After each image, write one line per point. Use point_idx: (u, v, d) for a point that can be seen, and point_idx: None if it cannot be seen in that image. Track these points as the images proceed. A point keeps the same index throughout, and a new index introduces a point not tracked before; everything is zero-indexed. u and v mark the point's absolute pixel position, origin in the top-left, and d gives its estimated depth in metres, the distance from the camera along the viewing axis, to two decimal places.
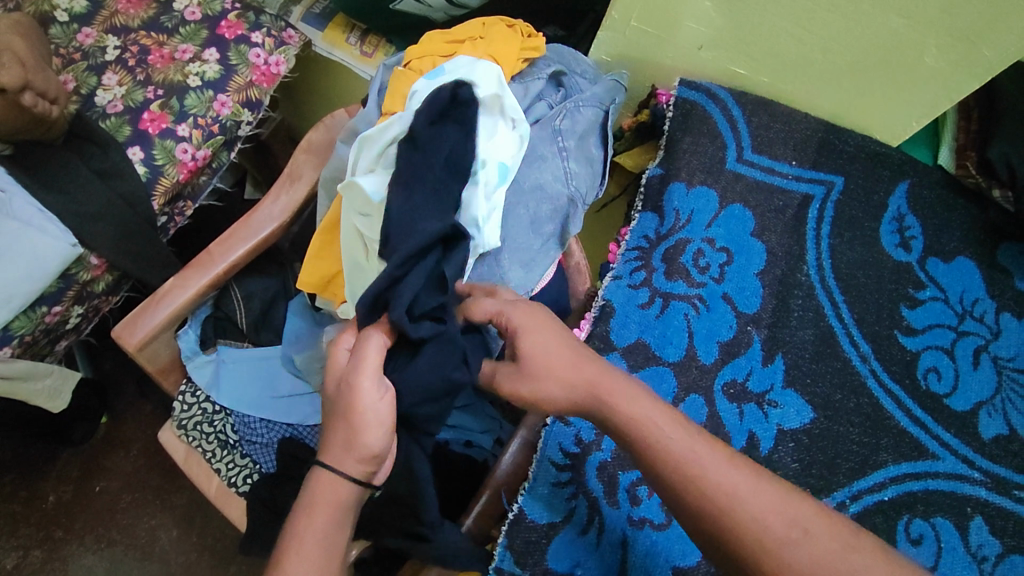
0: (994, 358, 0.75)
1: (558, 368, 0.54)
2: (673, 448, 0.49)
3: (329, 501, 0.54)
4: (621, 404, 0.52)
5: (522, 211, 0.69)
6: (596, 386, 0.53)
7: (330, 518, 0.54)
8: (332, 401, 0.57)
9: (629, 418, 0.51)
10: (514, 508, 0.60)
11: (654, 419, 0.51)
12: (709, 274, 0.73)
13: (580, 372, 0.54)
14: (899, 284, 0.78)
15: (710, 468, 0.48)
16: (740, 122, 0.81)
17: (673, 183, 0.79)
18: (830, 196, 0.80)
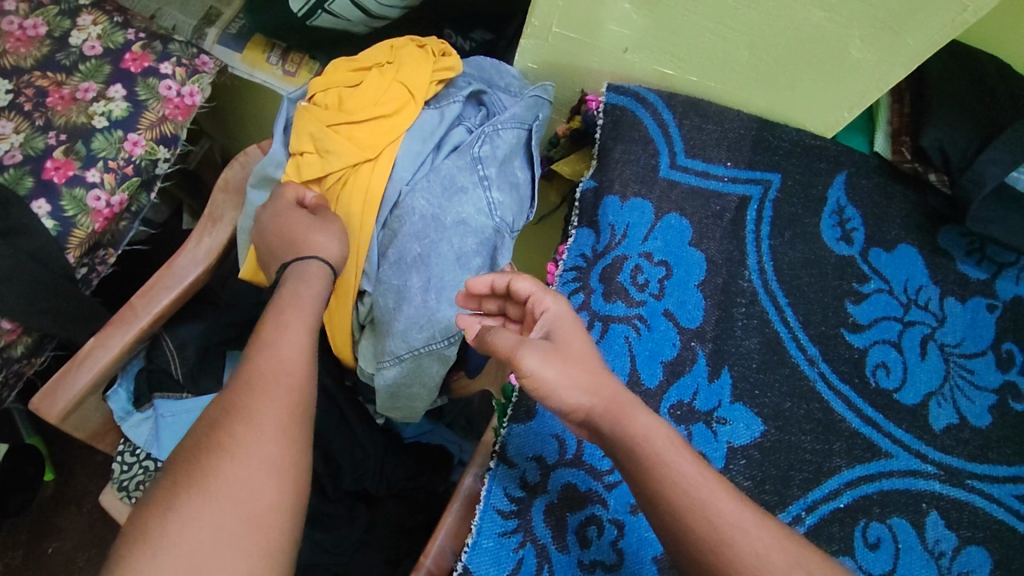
0: (941, 346, 0.75)
1: (578, 377, 0.51)
2: (685, 477, 0.47)
3: (307, 286, 0.59)
4: (634, 424, 0.49)
5: (446, 248, 0.66)
6: (608, 402, 0.51)
7: (314, 300, 0.59)
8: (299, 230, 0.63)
9: (639, 439, 0.49)
10: (458, 566, 0.57)
11: (668, 443, 0.49)
12: (648, 291, 0.71)
13: (592, 384, 0.51)
14: (843, 280, 0.76)
15: (721, 500, 0.47)
16: (671, 126, 0.78)
17: (607, 196, 0.75)
18: (768, 195, 0.78)
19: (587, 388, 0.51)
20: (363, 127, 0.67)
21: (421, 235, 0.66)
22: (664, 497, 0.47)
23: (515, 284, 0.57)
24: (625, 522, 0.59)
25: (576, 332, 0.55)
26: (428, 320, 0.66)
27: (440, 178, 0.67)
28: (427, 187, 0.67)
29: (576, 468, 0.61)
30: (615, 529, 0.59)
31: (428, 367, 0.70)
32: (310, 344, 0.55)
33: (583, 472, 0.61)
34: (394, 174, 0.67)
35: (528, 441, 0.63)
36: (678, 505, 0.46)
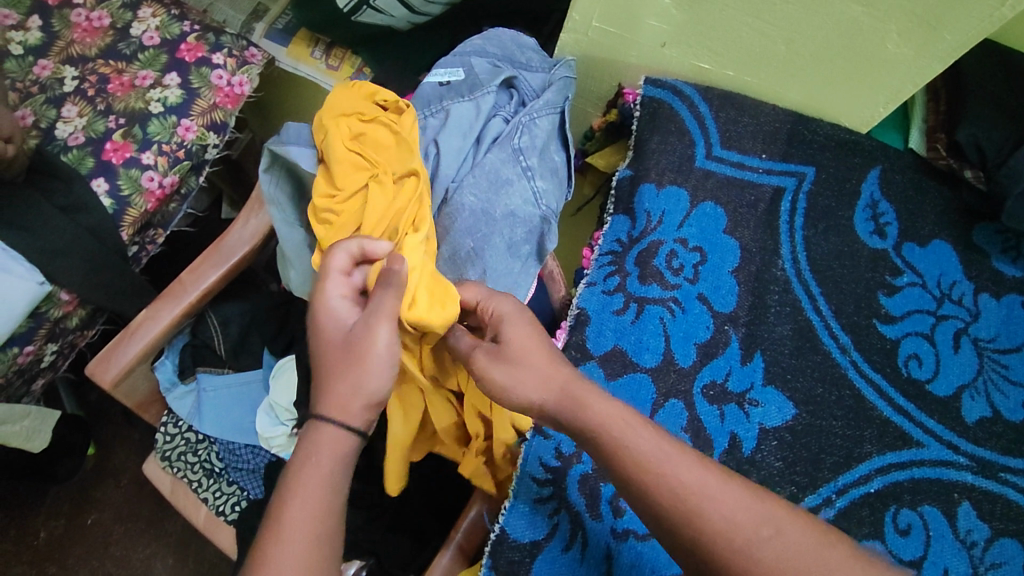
0: (975, 341, 0.75)
1: (528, 378, 0.53)
2: (641, 453, 0.49)
3: (318, 465, 0.50)
4: (589, 411, 0.51)
5: (498, 240, 0.65)
6: (560, 395, 0.53)
7: (328, 481, 0.50)
8: (336, 347, 0.54)
9: (596, 424, 0.51)
10: (496, 528, 0.59)
11: (621, 421, 0.51)
12: (683, 275, 0.72)
13: (547, 376, 0.53)
14: (876, 272, 0.77)
15: (680, 471, 0.47)
16: (707, 118, 0.80)
17: (643, 184, 0.77)
18: (801, 187, 0.79)
19: (542, 379, 0.53)
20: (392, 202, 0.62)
21: (473, 230, 0.65)
22: (625, 475, 0.49)
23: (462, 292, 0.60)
24: None
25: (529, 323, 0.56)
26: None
27: (485, 172, 0.66)
28: (473, 183, 0.66)
29: None
30: None
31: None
32: (316, 553, 0.48)
33: None
34: (439, 172, 0.67)
35: None
36: (640, 481, 0.48)
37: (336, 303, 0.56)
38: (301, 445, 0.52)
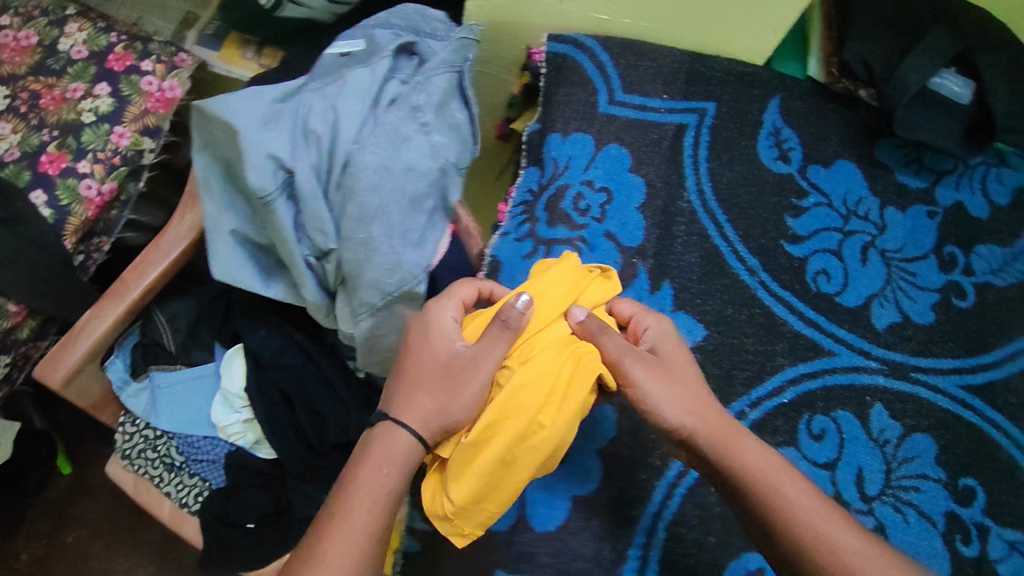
0: (883, 253, 0.77)
1: (679, 400, 0.57)
2: (797, 502, 0.53)
3: (378, 475, 0.54)
4: (743, 455, 0.55)
5: (399, 195, 0.68)
6: (714, 429, 0.57)
7: (385, 496, 0.53)
8: (434, 360, 0.58)
9: (751, 465, 0.55)
10: None
11: (772, 468, 0.55)
12: (590, 216, 0.73)
13: (696, 409, 0.57)
14: (782, 196, 0.78)
15: (834, 525, 0.52)
16: (608, 67, 0.82)
17: (550, 135, 0.79)
18: (704, 122, 0.80)
19: (694, 412, 0.57)
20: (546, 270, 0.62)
21: (375, 187, 0.68)
22: (781, 519, 0.53)
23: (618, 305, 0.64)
24: None
25: (683, 359, 0.60)
26: (397, 264, 0.69)
27: (381, 131, 0.69)
28: (374, 142, 0.68)
29: None
30: None
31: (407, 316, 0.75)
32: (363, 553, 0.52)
33: None
34: (340, 135, 0.69)
35: None
36: (789, 528, 0.52)
37: (446, 321, 0.60)
38: (374, 445, 0.55)
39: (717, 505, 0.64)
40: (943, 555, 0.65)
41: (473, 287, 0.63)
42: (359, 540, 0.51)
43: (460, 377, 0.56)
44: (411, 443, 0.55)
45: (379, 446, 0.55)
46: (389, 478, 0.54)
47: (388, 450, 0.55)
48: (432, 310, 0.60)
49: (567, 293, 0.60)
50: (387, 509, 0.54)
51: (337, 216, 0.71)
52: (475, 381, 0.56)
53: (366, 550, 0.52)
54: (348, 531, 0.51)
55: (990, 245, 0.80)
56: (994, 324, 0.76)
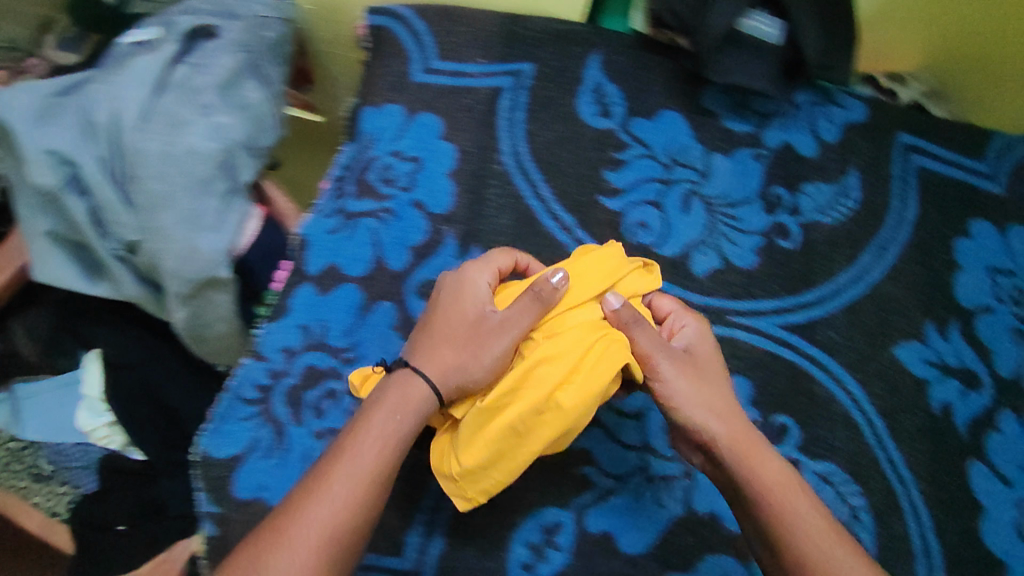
0: (706, 200, 0.76)
1: (714, 402, 0.57)
2: (803, 518, 0.54)
3: (394, 420, 0.53)
4: (762, 467, 0.56)
5: (182, 178, 0.66)
6: (735, 436, 0.56)
7: (395, 442, 0.52)
8: (461, 320, 0.57)
9: (768, 477, 0.55)
10: (197, 452, 0.61)
11: (788, 487, 0.55)
12: (396, 185, 0.72)
13: (724, 414, 0.57)
14: (602, 151, 0.77)
15: (831, 541, 0.53)
16: (424, 36, 0.79)
17: (365, 108, 0.76)
18: (520, 84, 0.77)
19: (718, 417, 0.57)
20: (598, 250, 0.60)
21: (156, 173, 0.65)
22: (776, 533, 0.54)
23: (657, 300, 0.62)
24: None
25: (715, 363, 0.60)
26: (193, 249, 0.67)
27: (159, 115, 0.66)
28: (151, 128, 0.65)
29: (318, 351, 0.66)
30: (351, 399, 0.64)
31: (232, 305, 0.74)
32: (339, 532, 0.48)
33: (325, 354, 0.65)
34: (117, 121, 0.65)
35: (282, 335, 0.67)
36: (784, 538, 0.53)
37: (480, 283, 0.58)
38: (387, 392, 0.54)
39: None
40: None
41: (508, 256, 0.62)
42: (361, 485, 0.50)
43: (474, 342, 0.55)
44: (426, 393, 0.54)
45: (390, 400, 0.54)
46: (370, 460, 0.51)
47: (392, 409, 0.53)
48: (467, 274, 0.59)
49: (603, 277, 0.59)
50: (394, 458, 0.52)
51: (128, 206, 0.67)
52: (498, 346, 0.55)
53: (357, 502, 0.49)
54: (324, 506, 0.49)
55: (817, 184, 0.78)
56: (819, 261, 0.75)
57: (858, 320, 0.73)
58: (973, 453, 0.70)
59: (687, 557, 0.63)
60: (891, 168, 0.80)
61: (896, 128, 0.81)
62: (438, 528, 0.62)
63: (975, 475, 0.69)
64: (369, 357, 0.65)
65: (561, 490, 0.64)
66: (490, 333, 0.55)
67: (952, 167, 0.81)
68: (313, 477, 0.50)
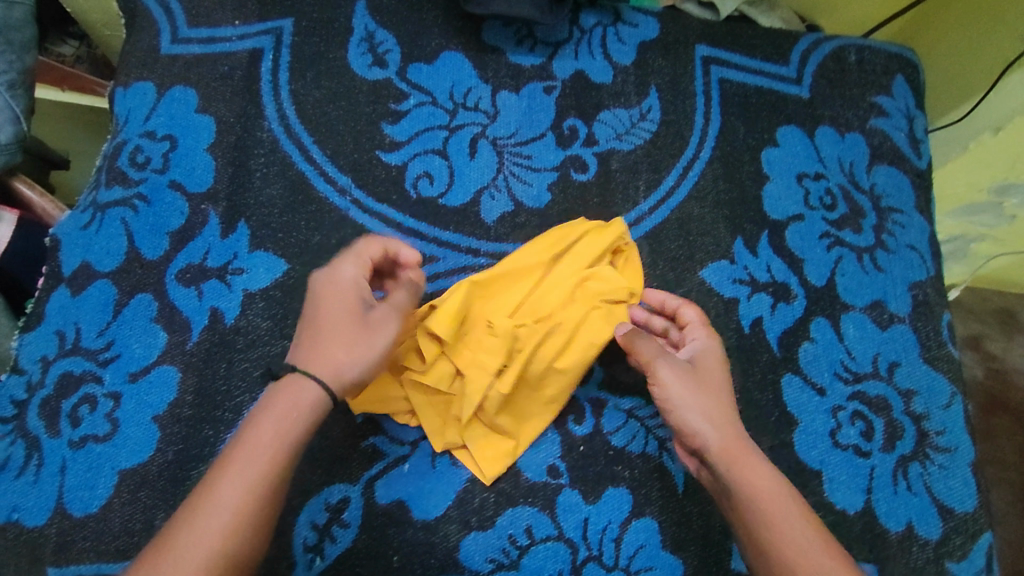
0: (494, 141, 0.72)
1: (705, 406, 0.56)
2: (791, 528, 0.50)
3: (284, 422, 0.48)
4: (749, 472, 0.53)
5: None
6: (729, 443, 0.54)
7: (278, 443, 0.47)
8: (345, 310, 0.52)
9: (758, 486, 0.52)
10: None
11: (780, 501, 0.52)
12: (150, 168, 0.67)
13: (716, 418, 0.56)
14: (378, 104, 0.72)
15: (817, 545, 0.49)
16: (172, 3, 0.73)
17: (115, 91, 0.71)
18: (281, 43, 0.72)
19: (709, 420, 0.55)
20: (572, 239, 0.64)
21: None
22: (764, 542, 0.50)
23: (683, 309, 0.62)
24: (121, 393, 0.59)
25: (718, 373, 0.59)
26: None
27: None
28: None
29: (73, 356, 0.61)
30: (111, 401, 0.59)
31: (6, 318, 0.66)
32: (222, 547, 0.44)
33: (81, 358, 0.61)
34: None
35: (39, 346, 0.62)
36: (767, 544, 0.50)
37: (350, 276, 0.54)
38: (277, 392, 0.49)
39: None
40: (555, 441, 0.61)
41: (378, 245, 0.56)
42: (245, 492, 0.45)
43: (364, 342, 0.52)
44: (313, 388, 0.49)
45: (288, 401, 0.48)
46: (258, 466, 0.46)
47: (287, 407, 0.48)
48: (336, 267, 0.54)
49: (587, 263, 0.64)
50: (283, 456, 0.47)
51: None
52: (387, 333, 0.53)
53: (248, 510, 0.45)
54: (220, 512, 0.44)
55: (615, 109, 0.74)
56: (617, 193, 0.71)
57: (659, 247, 0.70)
58: (785, 366, 0.66)
59: (487, 514, 0.59)
60: (694, 84, 0.76)
61: (694, 40, 0.78)
62: None
63: (788, 387, 0.66)
64: (128, 353, 0.61)
65: (348, 468, 0.59)
66: (368, 329, 0.52)
67: (754, 74, 0.78)
68: (218, 476, 0.45)
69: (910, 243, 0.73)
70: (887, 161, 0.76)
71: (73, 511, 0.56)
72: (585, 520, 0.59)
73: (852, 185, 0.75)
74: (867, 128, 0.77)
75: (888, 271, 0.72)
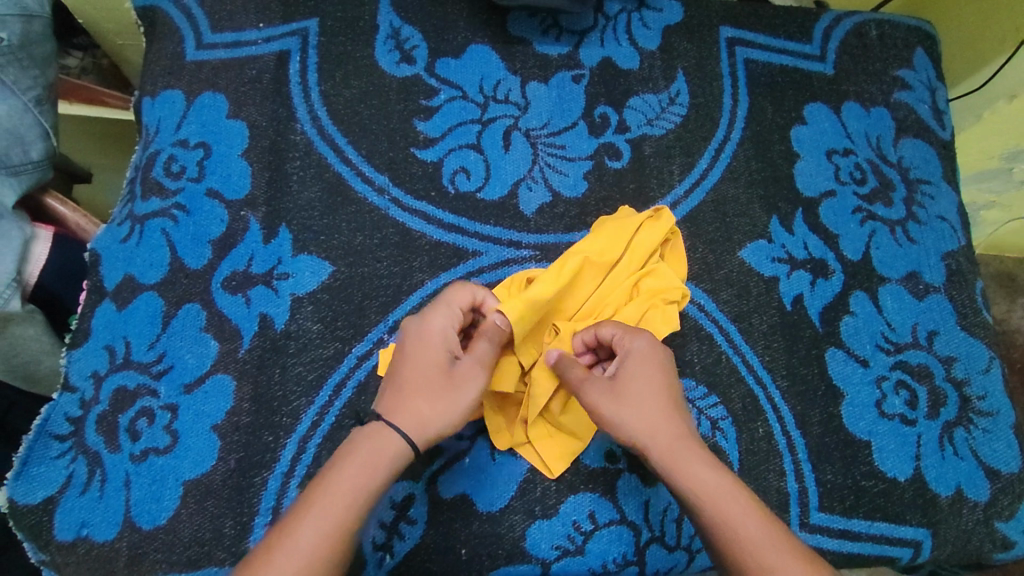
0: (526, 133, 0.72)
1: (632, 416, 0.53)
2: (743, 529, 0.47)
3: (364, 475, 0.48)
4: (688, 477, 0.50)
5: None
6: (663, 449, 0.52)
7: (355, 491, 0.48)
8: (431, 370, 0.54)
9: (702, 489, 0.49)
10: (4, 500, 0.57)
11: (727, 500, 0.49)
12: (186, 177, 0.66)
13: (646, 426, 0.53)
14: (409, 101, 0.71)
15: (777, 543, 0.46)
16: (194, 9, 0.72)
17: (142, 100, 0.70)
18: (308, 43, 0.71)
19: (647, 423, 0.53)
20: (631, 232, 0.64)
21: None
22: (722, 546, 0.47)
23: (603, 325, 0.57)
24: (178, 404, 0.59)
25: (659, 372, 0.55)
26: None
27: None
28: None
29: (126, 370, 0.61)
30: (168, 413, 0.59)
31: (49, 334, 0.66)
32: None
33: (133, 371, 0.61)
34: None
35: (88, 361, 0.62)
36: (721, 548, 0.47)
37: (444, 336, 0.55)
38: (362, 441, 0.50)
39: None
40: None
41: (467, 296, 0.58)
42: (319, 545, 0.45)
43: (449, 404, 0.53)
44: (396, 443, 0.50)
45: (364, 454, 0.49)
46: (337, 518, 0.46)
47: (368, 460, 0.49)
48: (429, 320, 0.56)
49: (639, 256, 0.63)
50: (362, 505, 0.48)
51: None
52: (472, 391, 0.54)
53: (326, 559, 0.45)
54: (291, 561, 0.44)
55: (644, 95, 0.75)
56: (652, 178, 0.72)
57: (697, 229, 0.70)
58: (829, 340, 0.68)
59: (550, 503, 0.59)
60: (720, 66, 0.77)
61: (716, 23, 0.78)
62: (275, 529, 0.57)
63: (832, 361, 0.67)
64: (180, 364, 0.61)
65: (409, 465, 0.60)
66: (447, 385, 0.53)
67: (779, 53, 0.78)
68: (299, 520, 0.46)
69: (940, 214, 0.75)
70: (913, 134, 0.77)
71: (141, 524, 0.57)
72: (646, 503, 0.60)
73: (880, 159, 0.75)
74: (891, 102, 0.78)
75: (921, 242, 0.73)
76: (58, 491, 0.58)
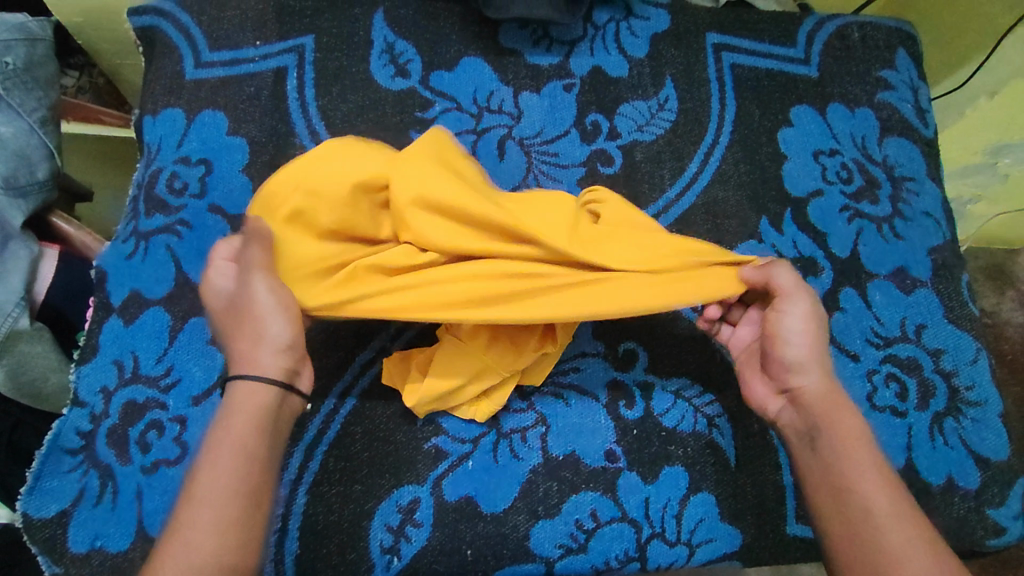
0: (520, 142, 0.73)
1: (817, 355, 0.55)
2: (871, 476, 0.50)
3: (247, 419, 0.49)
4: (840, 420, 0.53)
5: None
6: (824, 392, 0.54)
7: (245, 436, 0.49)
8: (241, 320, 0.52)
9: (845, 433, 0.52)
10: (19, 515, 0.58)
11: (861, 449, 0.52)
12: (188, 193, 0.68)
13: (823, 367, 0.55)
14: (405, 113, 0.73)
15: (904, 518, 0.48)
16: (193, 29, 0.74)
17: (143, 119, 0.71)
18: (305, 60, 0.73)
19: (821, 369, 0.54)
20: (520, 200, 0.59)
21: None
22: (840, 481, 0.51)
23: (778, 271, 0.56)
24: (187, 416, 0.61)
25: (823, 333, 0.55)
26: None
27: None
28: None
29: (134, 384, 0.62)
30: (177, 425, 0.61)
31: (57, 351, 0.67)
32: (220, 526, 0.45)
33: (141, 385, 0.62)
34: None
35: (97, 376, 0.63)
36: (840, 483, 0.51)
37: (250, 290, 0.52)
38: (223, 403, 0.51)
39: (364, 451, 0.61)
40: (609, 427, 0.64)
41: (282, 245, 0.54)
42: (215, 504, 0.46)
43: (260, 349, 0.51)
44: (249, 392, 0.50)
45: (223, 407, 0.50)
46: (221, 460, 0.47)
47: (225, 410, 0.50)
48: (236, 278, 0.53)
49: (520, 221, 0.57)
50: (256, 445, 0.49)
51: None
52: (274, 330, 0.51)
53: (235, 495, 0.47)
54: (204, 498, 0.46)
55: (634, 102, 0.76)
56: (644, 182, 0.74)
57: (690, 232, 0.72)
58: None
59: (553, 503, 0.61)
60: (707, 71, 0.79)
61: (702, 30, 0.80)
62: (284, 535, 0.59)
63: (824, 356, 0.69)
64: (188, 377, 0.62)
65: (414, 469, 0.61)
66: (257, 336, 0.51)
67: (764, 58, 0.80)
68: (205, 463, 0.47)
69: (925, 210, 0.77)
70: (897, 133, 0.79)
71: (154, 534, 0.58)
72: (646, 500, 0.62)
73: (865, 158, 0.77)
74: (875, 103, 0.80)
75: (907, 237, 0.75)
76: (71, 504, 0.59)
